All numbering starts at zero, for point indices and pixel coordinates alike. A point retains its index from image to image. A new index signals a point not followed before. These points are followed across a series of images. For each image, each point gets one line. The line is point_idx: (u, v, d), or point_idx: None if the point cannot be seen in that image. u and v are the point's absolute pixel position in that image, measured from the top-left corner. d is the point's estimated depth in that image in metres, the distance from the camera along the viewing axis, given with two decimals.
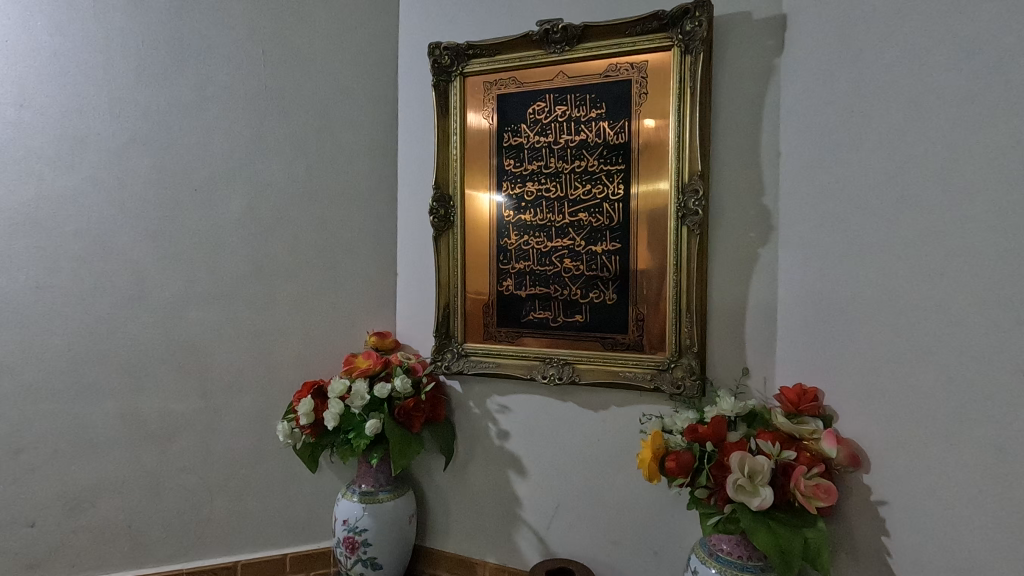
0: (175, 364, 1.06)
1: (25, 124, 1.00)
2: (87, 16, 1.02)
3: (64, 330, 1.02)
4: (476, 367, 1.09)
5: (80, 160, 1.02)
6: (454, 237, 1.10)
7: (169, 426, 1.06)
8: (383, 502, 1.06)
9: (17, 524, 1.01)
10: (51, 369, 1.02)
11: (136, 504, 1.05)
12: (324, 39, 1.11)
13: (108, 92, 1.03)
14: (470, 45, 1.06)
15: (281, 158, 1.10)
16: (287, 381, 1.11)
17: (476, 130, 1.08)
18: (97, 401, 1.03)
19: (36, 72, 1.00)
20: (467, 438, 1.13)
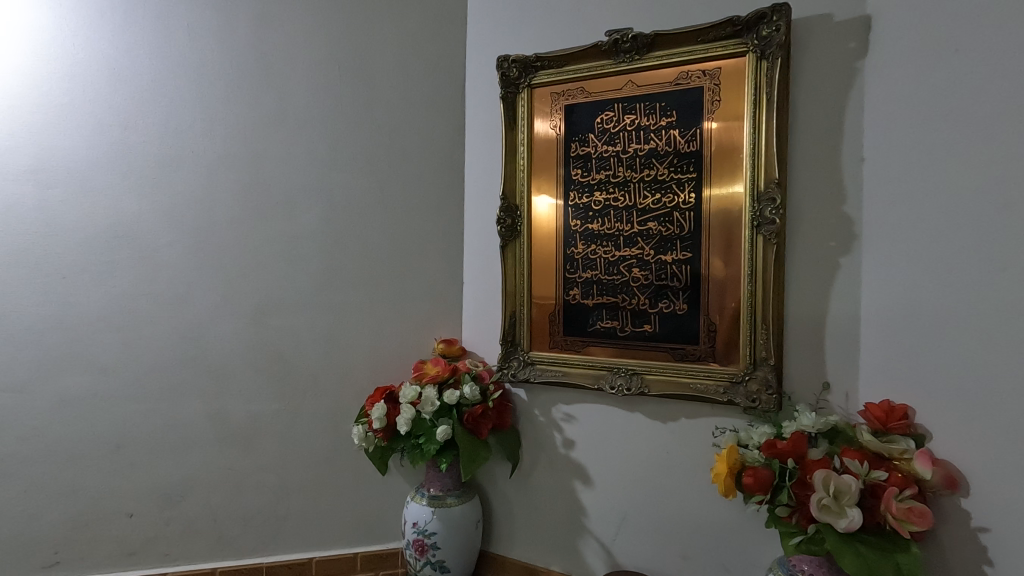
0: (258, 368, 1.12)
1: (128, 143, 1.06)
2: (183, 42, 1.08)
3: (160, 335, 1.08)
4: (542, 375, 1.09)
5: (177, 176, 1.08)
6: (521, 246, 1.11)
7: (252, 426, 1.12)
8: (451, 506, 1.08)
9: (116, 516, 1.08)
10: (148, 371, 1.08)
11: (221, 500, 1.11)
12: (397, 56, 1.15)
13: (202, 113, 1.09)
14: (538, 57, 1.08)
15: (356, 171, 1.15)
16: (359, 385, 1.15)
17: (543, 140, 1.09)
18: (188, 402, 1.09)
19: (137, 93, 1.07)
20: (533, 446, 1.14)
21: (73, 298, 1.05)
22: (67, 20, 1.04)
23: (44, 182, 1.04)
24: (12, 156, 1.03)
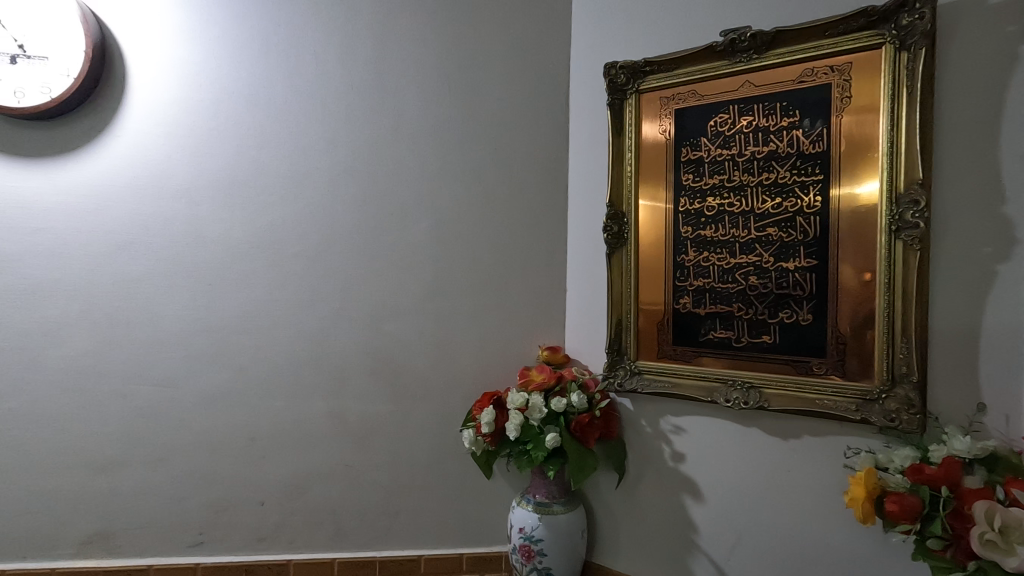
0: (373, 370, 1.17)
1: (264, 162, 1.14)
2: (309, 64, 1.15)
3: (287, 338, 1.15)
4: (650, 385, 1.07)
5: (304, 189, 1.15)
6: (628, 253, 1.09)
7: (368, 426, 1.17)
8: (557, 514, 1.08)
9: (248, 505, 1.16)
10: (276, 371, 1.15)
11: (339, 494, 1.18)
12: (504, 68, 1.18)
13: (326, 130, 1.15)
14: (648, 62, 1.06)
15: (464, 182, 1.18)
16: (466, 390, 1.18)
17: (652, 145, 1.07)
18: (311, 401, 1.16)
19: (272, 115, 1.14)
20: (639, 457, 1.11)
21: (215, 304, 1.14)
22: (210, 50, 1.13)
23: (194, 200, 1.13)
24: (166, 176, 1.12)
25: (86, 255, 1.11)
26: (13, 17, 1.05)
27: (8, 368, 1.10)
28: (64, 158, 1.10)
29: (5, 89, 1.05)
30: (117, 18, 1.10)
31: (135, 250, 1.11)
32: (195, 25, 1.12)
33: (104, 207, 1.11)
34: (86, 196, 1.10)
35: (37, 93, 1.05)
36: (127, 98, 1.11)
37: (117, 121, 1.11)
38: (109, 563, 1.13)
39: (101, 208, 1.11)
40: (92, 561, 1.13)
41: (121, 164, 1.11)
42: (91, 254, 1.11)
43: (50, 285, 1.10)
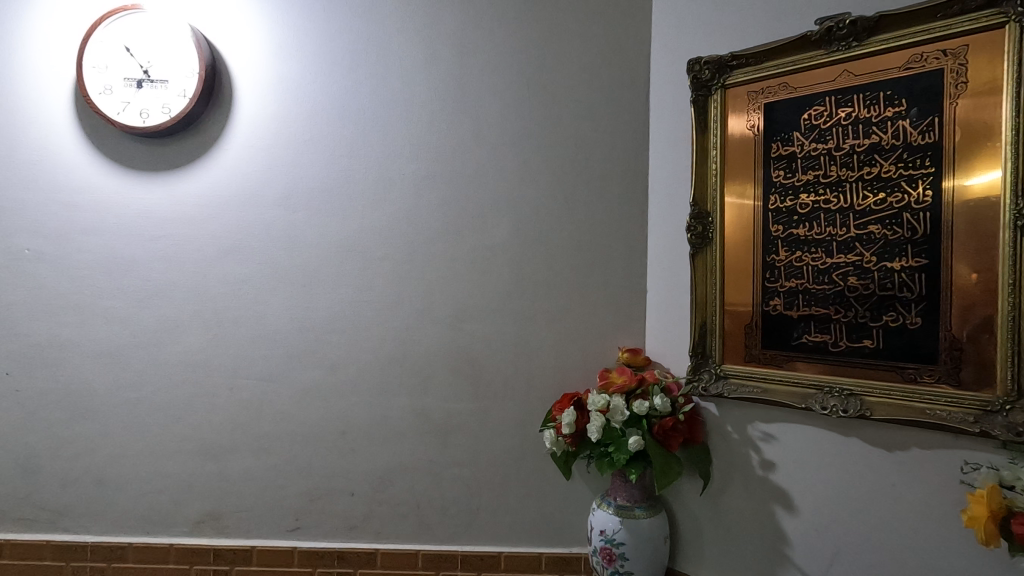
0: (454, 369, 1.21)
1: (354, 170, 1.20)
2: (395, 74, 1.20)
3: (375, 337, 1.21)
4: (738, 390, 1.03)
5: (391, 195, 1.20)
6: (713, 254, 1.06)
7: (450, 423, 1.21)
8: (639, 518, 1.06)
9: (339, 494, 1.22)
10: (364, 368, 1.21)
11: (423, 488, 1.22)
12: (582, 70, 1.18)
13: (410, 138, 1.20)
14: (735, 56, 1.02)
15: (543, 184, 1.19)
16: (545, 390, 1.20)
17: (738, 141, 1.04)
18: (397, 397, 1.21)
19: (361, 124, 1.20)
20: (725, 464, 1.07)
21: (310, 304, 1.21)
22: (305, 65, 1.20)
23: (292, 207, 1.20)
24: (267, 186, 1.20)
25: (199, 259, 1.21)
26: (140, 45, 1.17)
27: (135, 361, 1.22)
28: (181, 171, 1.21)
29: (133, 110, 1.17)
30: (225, 41, 1.20)
31: (240, 254, 1.21)
32: (292, 43, 1.20)
33: (214, 215, 1.21)
34: (199, 205, 1.21)
35: (159, 113, 1.16)
36: (234, 114, 1.20)
37: (225, 135, 1.21)
38: (218, 541, 1.23)
39: (213, 216, 1.21)
40: (204, 539, 1.23)
41: (229, 175, 1.21)
42: (202, 258, 1.21)
43: (169, 286, 1.21)
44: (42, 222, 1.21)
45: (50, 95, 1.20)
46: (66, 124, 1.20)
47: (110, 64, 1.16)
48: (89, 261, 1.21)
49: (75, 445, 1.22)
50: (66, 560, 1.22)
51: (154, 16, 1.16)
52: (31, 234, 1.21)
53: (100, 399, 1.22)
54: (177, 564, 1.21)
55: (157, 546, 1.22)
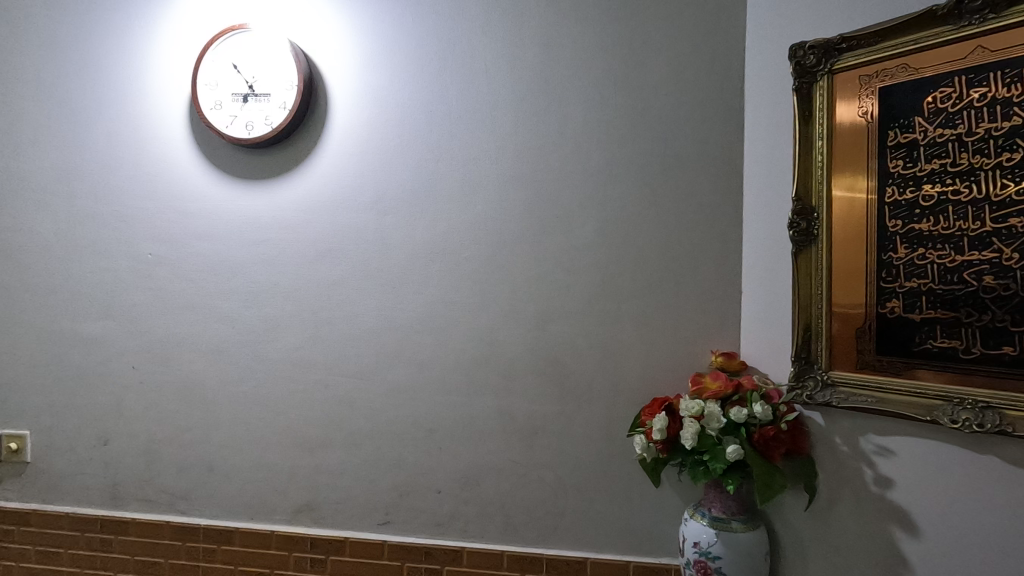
0: (540, 370, 1.20)
1: (441, 172, 1.22)
2: (481, 76, 1.21)
3: (461, 337, 1.22)
4: (849, 400, 0.96)
5: (476, 196, 1.21)
6: (820, 252, 0.99)
7: (535, 424, 1.20)
8: (737, 531, 1.01)
9: (426, 491, 1.24)
10: (450, 368, 1.23)
11: (508, 489, 1.21)
12: (671, 63, 1.14)
13: (495, 138, 1.20)
14: (845, 38, 0.95)
15: (630, 182, 1.16)
16: (633, 393, 1.16)
17: (849, 130, 0.96)
18: (482, 397, 1.22)
19: (448, 127, 1.22)
20: (834, 479, 0.99)
21: (399, 304, 1.24)
22: (395, 72, 1.24)
23: (383, 210, 1.24)
24: (360, 191, 1.25)
25: (298, 262, 1.28)
26: (246, 62, 1.25)
27: (241, 358, 1.30)
28: (282, 179, 1.28)
29: (239, 123, 1.25)
30: (321, 53, 1.26)
31: (335, 257, 1.26)
32: (383, 50, 1.24)
33: (311, 220, 1.27)
34: (298, 211, 1.27)
35: (262, 125, 1.24)
36: (329, 123, 1.26)
37: (321, 144, 1.26)
38: (314, 531, 1.28)
39: (310, 221, 1.27)
40: (301, 528, 1.29)
41: (325, 181, 1.26)
42: (301, 261, 1.27)
43: (271, 287, 1.29)
44: (162, 229, 1.32)
45: (169, 114, 1.31)
46: (182, 138, 1.31)
47: (220, 81, 1.25)
48: (202, 264, 1.31)
49: (190, 434, 1.32)
50: (182, 540, 1.32)
51: (258, 33, 1.24)
52: (153, 240, 1.32)
53: (212, 392, 1.31)
54: (278, 550, 1.28)
55: (260, 532, 1.29)
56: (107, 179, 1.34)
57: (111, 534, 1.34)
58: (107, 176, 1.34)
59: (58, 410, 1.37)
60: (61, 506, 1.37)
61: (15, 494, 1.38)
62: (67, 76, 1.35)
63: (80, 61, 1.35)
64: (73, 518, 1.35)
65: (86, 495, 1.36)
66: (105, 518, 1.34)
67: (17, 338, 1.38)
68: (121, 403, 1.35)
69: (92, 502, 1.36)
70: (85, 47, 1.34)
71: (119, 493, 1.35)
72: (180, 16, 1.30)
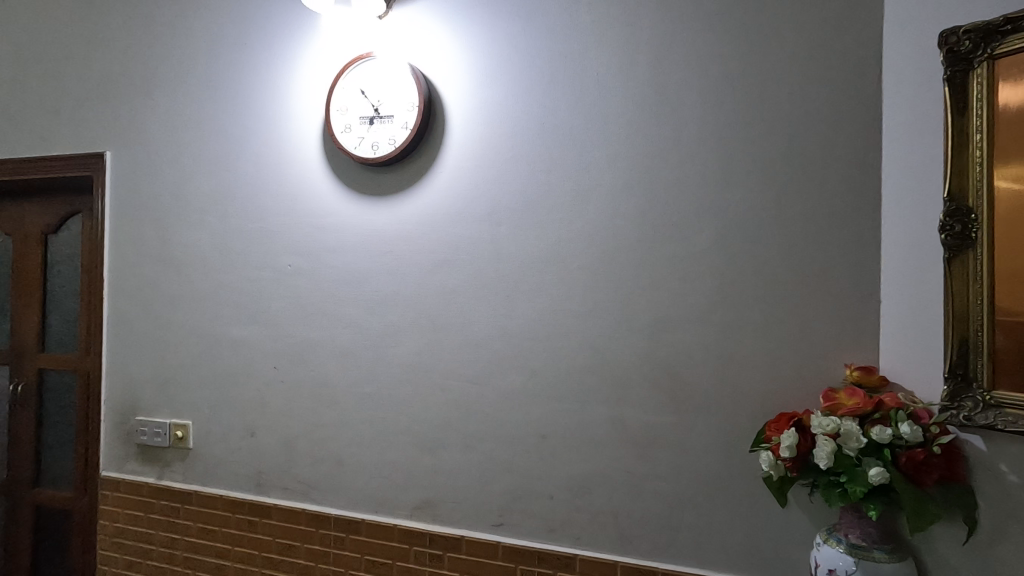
0: (654, 380, 1.18)
1: (553, 182, 1.24)
2: (592, 86, 1.21)
3: (573, 345, 1.23)
4: (1018, 423, 0.85)
5: (589, 205, 1.22)
6: (979, 257, 0.89)
7: (650, 435, 1.18)
8: (881, 562, 0.92)
9: (538, 496, 1.26)
10: (562, 375, 1.24)
11: (621, 500, 1.20)
12: (797, 60, 1.08)
13: (607, 147, 1.20)
14: (1009, 19, 0.86)
15: (752, 186, 1.11)
16: (755, 407, 1.11)
17: (1016, 120, 0.86)
18: (595, 406, 1.22)
19: (558, 138, 1.24)
20: (1000, 511, 0.90)
21: (512, 312, 1.27)
22: (508, 87, 1.28)
23: (496, 221, 1.28)
24: (474, 203, 1.30)
25: (418, 272, 1.35)
26: (372, 86, 1.35)
27: (367, 361, 1.40)
28: (403, 195, 1.37)
29: (366, 143, 1.35)
30: (439, 74, 1.33)
31: (451, 267, 1.32)
32: (496, 68, 1.29)
33: (430, 232, 1.34)
34: (418, 224, 1.35)
35: (386, 144, 1.33)
36: (446, 140, 1.33)
37: (439, 160, 1.34)
38: (433, 527, 1.34)
39: (429, 233, 1.34)
40: (421, 523, 1.35)
41: (442, 195, 1.33)
42: (420, 271, 1.35)
43: (394, 296, 1.37)
44: (300, 243, 1.46)
45: (306, 138, 1.45)
46: (317, 160, 1.44)
47: (350, 106, 1.37)
48: (333, 275, 1.43)
49: (323, 431, 1.44)
50: (315, 527, 1.44)
51: (383, 60, 1.34)
52: (292, 253, 1.46)
53: (341, 392, 1.43)
54: (400, 543, 1.36)
55: (384, 524, 1.38)
56: (254, 199, 1.50)
57: (256, 517, 1.49)
58: (255, 196, 1.50)
59: (214, 404, 1.55)
60: (215, 489, 1.55)
61: (180, 476, 1.59)
62: (222, 110, 1.54)
63: (233, 96, 1.53)
64: (225, 500, 1.52)
65: (236, 480, 1.53)
66: (252, 502, 1.50)
67: (182, 340, 1.58)
68: (265, 399, 1.50)
69: (241, 487, 1.53)
70: (236, 84, 1.52)
71: (263, 481, 1.50)
72: (315, 50, 1.44)
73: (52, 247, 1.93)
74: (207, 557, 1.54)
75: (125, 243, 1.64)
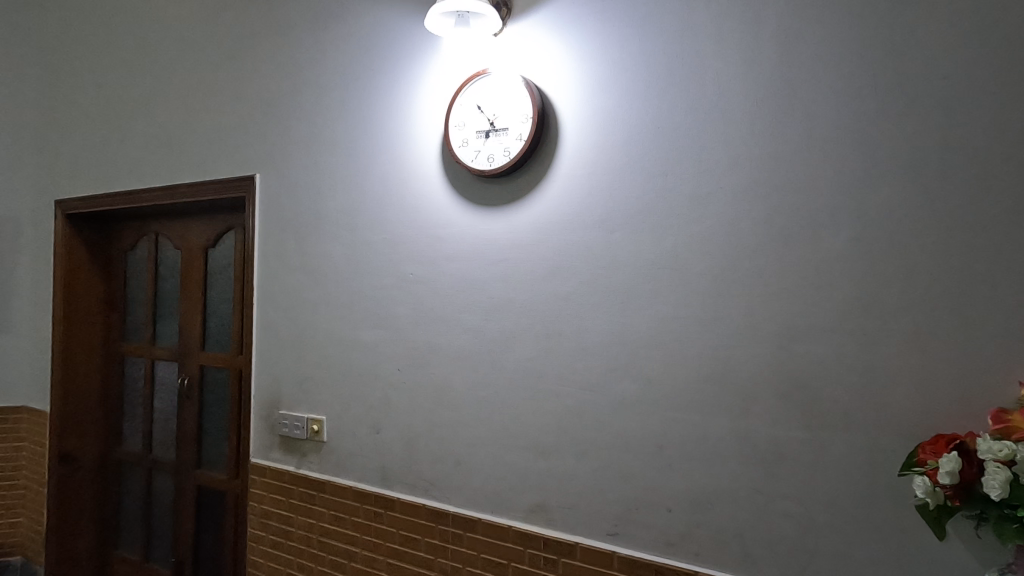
0: (783, 393, 1.11)
1: (669, 187, 1.22)
2: (710, 86, 1.18)
3: (692, 353, 1.19)
4: None
5: (708, 209, 1.18)
6: None
7: (779, 451, 1.11)
8: None
9: (656, 509, 1.23)
10: (680, 385, 1.21)
11: (747, 518, 1.13)
12: (951, 43, 0.98)
13: (728, 148, 1.16)
14: None
15: (899, 183, 1.01)
16: (904, 427, 1.01)
17: None
18: (716, 418, 1.17)
19: (675, 142, 1.21)
20: None
21: (627, 319, 1.26)
22: (622, 93, 1.27)
23: (610, 228, 1.28)
24: (588, 210, 1.31)
25: (532, 279, 1.38)
26: (488, 101, 1.41)
27: (483, 365, 1.45)
28: (518, 204, 1.40)
29: (482, 156, 1.41)
30: (553, 85, 1.36)
31: (565, 274, 1.34)
32: (610, 74, 1.29)
33: (543, 239, 1.37)
34: (531, 232, 1.38)
35: (501, 156, 1.38)
36: (559, 149, 1.35)
37: (553, 169, 1.36)
38: (547, 531, 1.36)
39: (543, 240, 1.37)
40: (535, 527, 1.37)
41: (555, 203, 1.35)
42: (534, 278, 1.38)
43: (508, 303, 1.41)
44: (421, 253, 1.55)
45: (427, 154, 1.54)
46: (436, 174, 1.52)
47: (468, 122, 1.43)
48: (451, 282, 1.50)
49: (442, 431, 1.52)
50: (435, 522, 1.51)
51: (498, 75, 1.39)
52: (414, 262, 1.56)
53: (458, 394, 1.49)
54: (515, 545, 1.39)
55: (500, 525, 1.41)
56: (380, 213, 1.62)
57: (382, 509, 1.60)
58: (381, 210, 1.62)
59: (346, 401, 1.68)
60: (346, 480, 1.68)
61: (316, 466, 1.74)
62: (352, 131, 1.68)
63: (362, 118, 1.66)
64: (355, 491, 1.65)
65: (364, 473, 1.65)
66: (378, 495, 1.61)
67: (317, 342, 1.74)
68: (389, 399, 1.61)
69: (368, 480, 1.64)
70: (365, 107, 1.65)
71: (388, 475, 1.61)
72: (436, 70, 1.52)
73: (211, 259, 2.21)
74: (340, 543, 1.68)
75: (271, 255, 1.84)
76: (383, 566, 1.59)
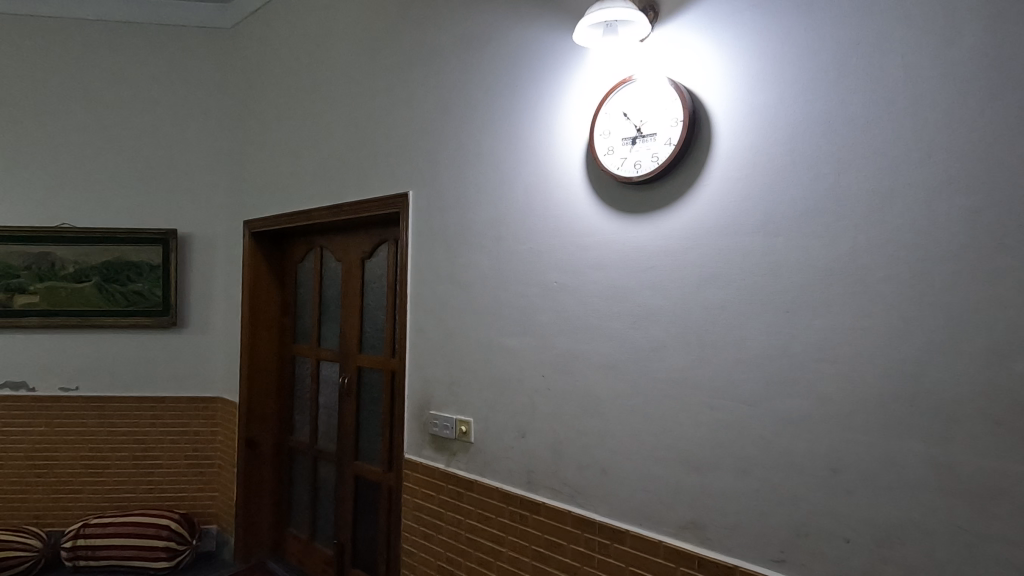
0: (995, 418, 0.96)
1: (843, 185, 1.11)
2: (894, 73, 1.06)
3: (874, 368, 1.08)
4: None
5: (892, 208, 1.06)
6: None
7: (990, 485, 0.96)
8: None
9: (830, 538, 1.12)
10: (860, 403, 1.09)
11: (949, 559, 0.99)
12: None
13: (917, 139, 1.03)
14: None
15: None
16: None
17: None
18: (905, 442, 1.04)
19: (849, 135, 1.11)
20: None
21: (793, 329, 1.17)
22: (785, 88, 1.19)
23: (772, 231, 1.20)
24: (745, 213, 1.24)
25: (683, 286, 1.34)
26: (635, 108, 1.40)
27: (630, 375, 1.44)
28: (667, 210, 1.37)
29: (629, 163, 1.40)
30: (704, 87, 1.31)
31: (719, 281, 1.28)
32: (771, 68, 1.21)
33: (696, 245, 1.32)
34: (682, 238, 1.34)
35: (649, 162, 1.36)
36: (712, 151, 1.30)
37: (705, 172, 1.31)
38: (701, 550, 1.30)
39: (695, 246, 1.32)
40: (688, 544, 1.32)
41: (708, 207, 1.30)
42: (684, 285, 1.34)
43: (656, 311, 1.38)
44: (565, 261, 1.57)
45: (572, 164, 1.56)
46: (581, 183, 1.54)
47: (613, 130, 1.43)
48: (596, 290, 1.50)
49: (587, 439, 1.52)
50: (581, 530, 1.52)
51: (646, 81, 1.38)
52: (558, 270, 1.59)
53: (604, 403, 1.49)
54: (666, 561, 1.35)
55: (649, 538, 1.38)
56: (525, 223, 1.67)
57: (527, 511, 1.64)
58: (526, 220, 1.67)
59: (492, 405, 1.76)
60: (492, 480, 1.75)
61: (464, 465, 1.84)
62: (498, 146, 1.75)
63: (508, 133, 1.73)
64: (501, 492, 1.71)
65: (509, 475, 1.71)
66: (523, 497, 1.66)
67: (465, 347, 1.84)
68: (534, 404, 1.65)
69: (513, 482, 1.70)
70: (511, 122, 1.72)
71: (533, 479, 1.65)
72: (581, 81, 1.54)
73: (368, 269, 2.43)
74: (485, 540, 1.75)
75: (423, 265, 1.99)
76: (528, 567, 1.63)
